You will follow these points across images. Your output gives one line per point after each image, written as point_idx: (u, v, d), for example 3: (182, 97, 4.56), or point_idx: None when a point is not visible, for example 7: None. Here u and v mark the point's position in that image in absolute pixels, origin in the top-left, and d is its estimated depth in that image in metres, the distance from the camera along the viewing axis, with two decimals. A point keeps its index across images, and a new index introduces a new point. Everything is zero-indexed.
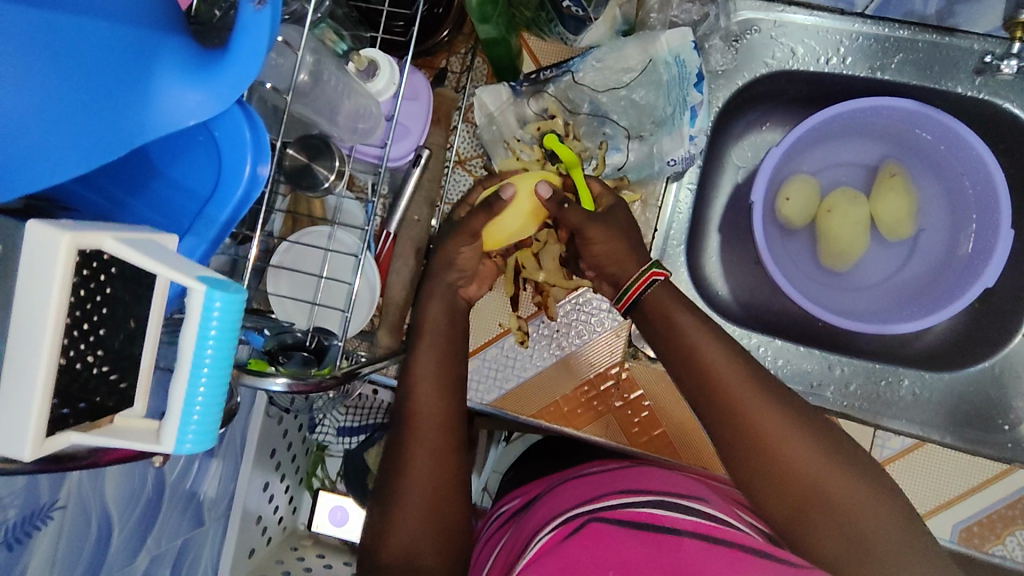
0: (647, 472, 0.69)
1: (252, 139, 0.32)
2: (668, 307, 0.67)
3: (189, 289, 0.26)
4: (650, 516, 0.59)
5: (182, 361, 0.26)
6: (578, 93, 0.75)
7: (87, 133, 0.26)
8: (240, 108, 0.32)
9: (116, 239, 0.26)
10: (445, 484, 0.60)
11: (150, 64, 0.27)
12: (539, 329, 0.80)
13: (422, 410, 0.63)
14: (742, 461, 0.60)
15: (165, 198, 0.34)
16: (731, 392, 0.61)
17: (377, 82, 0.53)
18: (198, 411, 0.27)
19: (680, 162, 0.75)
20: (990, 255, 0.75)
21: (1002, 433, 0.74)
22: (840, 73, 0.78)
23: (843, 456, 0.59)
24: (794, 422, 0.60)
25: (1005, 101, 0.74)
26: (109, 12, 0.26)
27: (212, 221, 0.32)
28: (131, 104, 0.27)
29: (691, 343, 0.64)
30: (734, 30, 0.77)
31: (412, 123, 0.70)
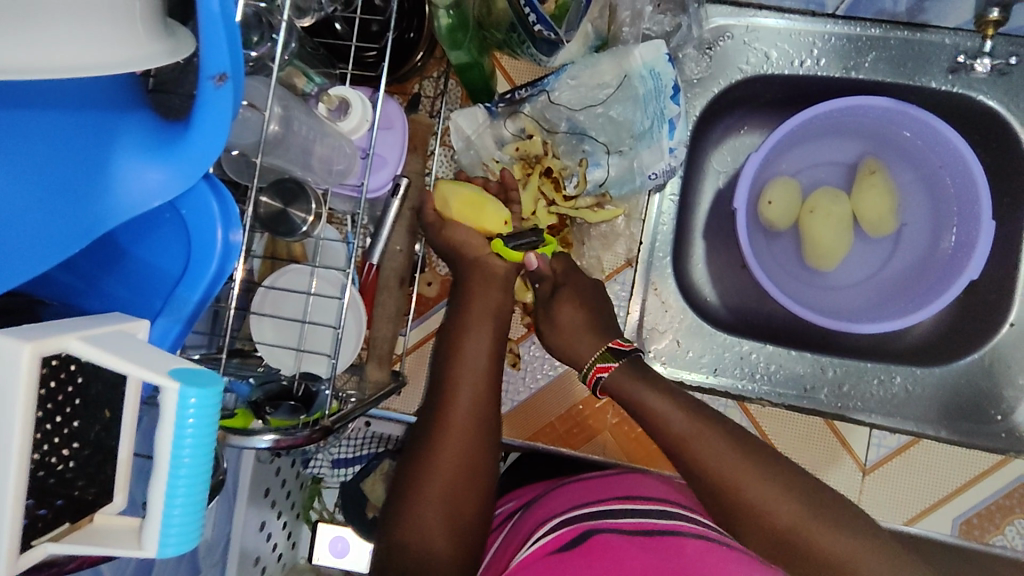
0: (638, 478, 0.68)
1: (220, 211, 0.31)
2: (631, 383, 0.66)
3: (161, 388, 0.25)
4: (649, 522, 0.59)
5: (159, 466, 0.25)
6: (554, 112, 0.74)
7: (58, 227, 0.26)
8: (207, 182, 0.31)
9: (81, 339, 0.25)
10: (466, 481, 0.62)
11: (109, 148, 0.28)
12: (530, 350, 0.79)
13: (456, 413, 0.65)
14: (726, 515, 0.60)
15: (132, 280, 0.32)
16: (695, 455, 0.61)
17: (347, 122, 0.51)
18: (178, 515, 0.26)
19: (660, 175, 0.74)
20: (973, 247, 0.76)
21: (995, 424, 0.74)
22: (814, 74, 0.78)
23: (828, 508, 0.59)
24: (773, 481, 0.59)
25: (979, 93, 0.75)
26: (60, 100, 0.26)
27: (183, 302, 0.31)
28: (94, 189, 0.27)
29: (659, 414, 0.64)
30: (707, 38, 0.78)
31: (388, 153, 0.68)
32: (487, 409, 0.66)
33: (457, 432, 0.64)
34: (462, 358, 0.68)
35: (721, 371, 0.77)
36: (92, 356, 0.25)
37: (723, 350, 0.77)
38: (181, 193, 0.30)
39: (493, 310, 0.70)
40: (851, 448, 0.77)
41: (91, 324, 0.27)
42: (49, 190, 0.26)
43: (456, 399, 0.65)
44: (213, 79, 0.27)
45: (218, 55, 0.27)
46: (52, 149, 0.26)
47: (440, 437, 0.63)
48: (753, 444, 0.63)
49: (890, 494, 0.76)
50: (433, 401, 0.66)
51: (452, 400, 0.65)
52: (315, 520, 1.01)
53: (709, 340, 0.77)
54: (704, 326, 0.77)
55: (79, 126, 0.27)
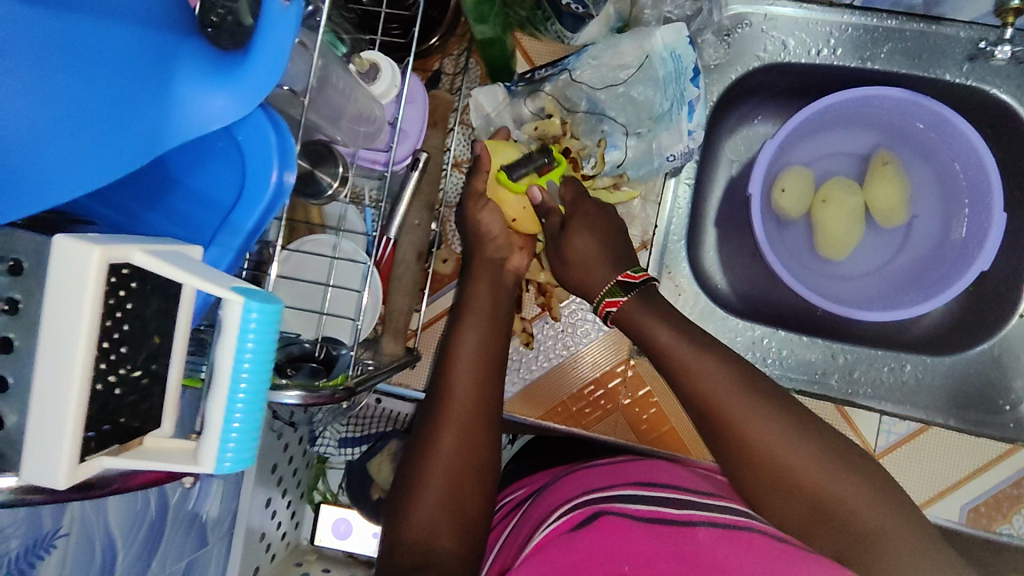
0: (655, 466, 0.68)
1: (277, 143, 0.32)
2: (660, 336, 0.65)
3: (225, 301, 0.27)
4: (662, 510, 0.58)
5: (221, 379, 0.28)
6: (576, 91, 0.75)
7: (115, 144, 0.27)
8: (263, 113, 0.32)
9: (146, 252, 0.26)
10: (469, 459, 0.62)
11: (171, 70, 0.28)
12: (544, 330, 0.80)
13: (460, 395, 0.64)
14: (741, 474, 0.59)
15: (184, 208, 0.35)
16: (710, 394, 0.61)
17: (378, 84, 0.52)
18: (238, 420, 0.28)
19: (679, 157, 0.75)
20: (984, 237, 0.77)
21: (1003, 413, 0.75)
22: (830, 64, 0.79)
23: (837, 454, 0.58)
24: (783, 424, 0.59)
25: (992, 86, 0.75)
26: (129, 15, 0.27)
27: (238, 228, 0.32)
28: (158, 108, 0.28)
29: (691, 372, 0.62)
30: (726, 25, 0.78)
31: (409, 127, 0.67)
32: (488, 387, 0.65)
33: (458, 420, 0.63)
34: (456, 353, 0.66)
35: (733, 356, 0.77)
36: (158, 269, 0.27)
37: (735, 334, 0.77)
38: (240, 123, 0.32)
39: (490, 298, 0.70)
40: (861, 433, 0.79)
41: (152, 242, 0.28)
42: (107, 103, 0.26)
43: (456, 382, 0.65)
44: (281, 2, 0.28)
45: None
46: (119, 65, 0.26)
47: (444, 413, 0.64)
48: (764, 385, 0.62)
49: (901, 479, 0.78)
50: (434, 387, 0.66)
51: (451, 382, 0.65)
52: (319, 501, 1.00)
53: (721, 325, 0.77)
54: (717, 311, 0.77)
55: (143, 44, 0.27)
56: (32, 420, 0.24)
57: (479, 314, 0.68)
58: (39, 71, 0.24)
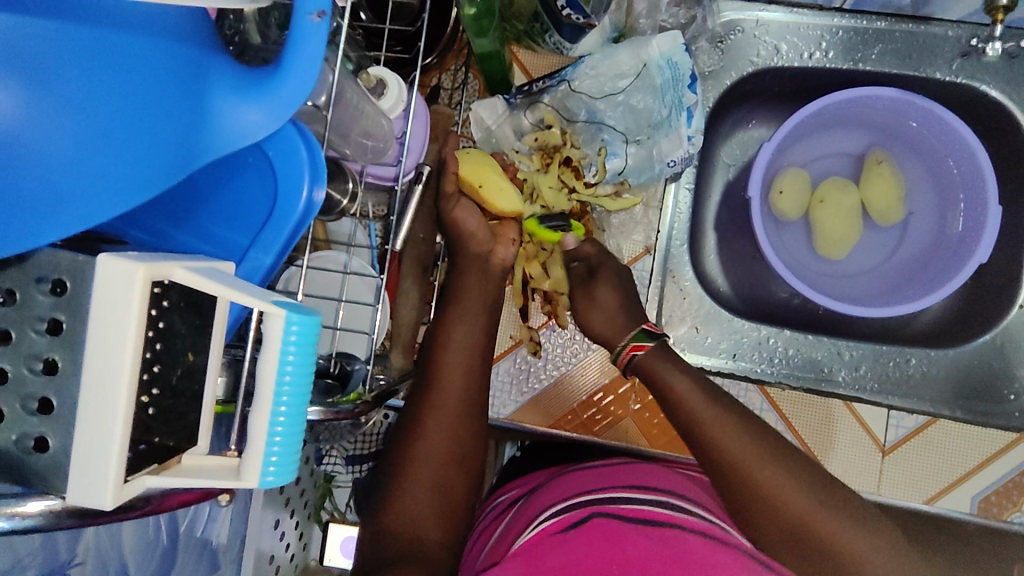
0: (667, 474, 0.67)
1: (309, 158, 0.35)
2: (655, 366, 0.68)
3: (268, 314, 0.30)
4: (648, 511, 0.58)
5: (264, 392, 0.30)
6: (575, 100, 0.75)
7: (157, 157, 0.28)
8: (294, 128, 0.35)
9: (186, 268, 0.28)
10: (456, 453, 0.63)
11: (206, 84, 0.29)
12: (551, 338, 0.80)
13: (446, 384, 0.65)
14: (741, 503, 0.61)
15: (209, 225, 0.38)
16: (713, 426, 0.64)
17: (385, 100, 0.52)
18: (282, 425, 0.30)
19: (679, 163, 0.76)
20: (981, 232, 0.78)
21: (1008, 404, 0.75)
22: (823, 67, 0.80)
23: (834, 492, 0.61)
24: (780, 459, 0.62)
25: (982, 83, 0.77)
26: (164, 31, 0.28)
27: (279, 232, 0.36)
28: (197, 121, 0.29)
29: (685, 402, 0.66)
30: (719, 32, 0.80)
31: (413, 142, 0.67)
32: (475, 381, 0.66)
33: (447, 415, 0.64)
34: (444, 350, 0.67)
35: (740, 357, 0.78)
36: (196, 284, 0.28)
37: (741, 336, 0.77)
38: (271, 137, 0.35)
39: (481, 299, 0.70)
40: (869, 428, 0.79)
41: (188, 259, 0.30)
42: (144, 112, 0.27)
43: (444, 375, 0.65)
44: (313, 17, 0.29)
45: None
46: (156, 78, 0.27)
47: (432, 406, 0.64)
48: (754, 419, 0.66)
49: (912, 472, 0.78)
50: (422, 378, 0.66)
51: (437, 375, 0.65)
52: (326, 521, 0.98)
53: (726, 327, 0.77)
54: (720, 313, 0.78)
55: (178, 57, 0.28)
56: (80, 431, 0.26)
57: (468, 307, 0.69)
58: (75, 81, 0.26)
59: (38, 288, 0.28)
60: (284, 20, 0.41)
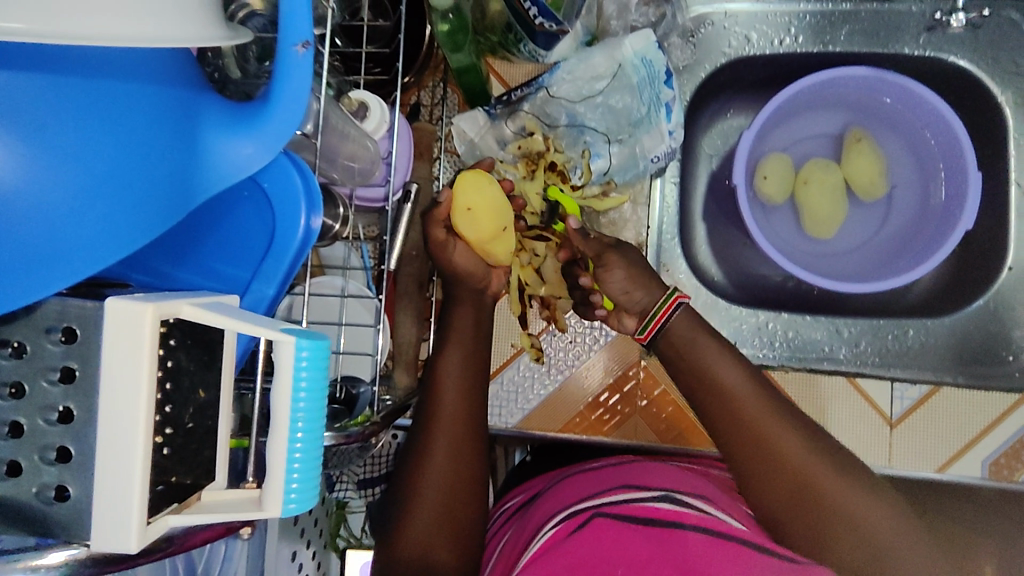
0: (648, 467, 0.67)
1: (304, 185, 0.36)
2: (687, 337, 0.68)
3: (278, 342, 0.30)
4: (652, 508, 0.56)
5: (281, 418, 0.30)
6: (555, 106, 0.76)
7: (156, 199, 0.28)
8: (287, 159, 0.36)
9: (193, 305, 0.28)
10: (463, 473, 0.63)
11: (197, 122, 0.30)
12: (552, 342, 0.80)
13: (447, 405, 0.64)
14: (751, 475, 0.61)
15: (209, 263, 0.38)
16: (735, 396, 0.64)
17: (368, 122, 0.53)
18: (301, 446, 0.30)
19: (662, 158, 0.77)
20: (963, 198, 0.79)
21: (1007, 364, 0.76)
22: (794, 52, 0.82)
23: (842, 463, 0.61)
24: (794, 432, 0.62)
25: (951, 55, 0.79)
26: (154, 76, 0.28)
27: (280, 262, 0.36)
28: (192, 160, 0.29)
29: (714, 372, 0.65)
30: (689, 27, 0.81)
31: (399, 162, 0.69)
32: (475, 400, 0.66)
33: (450, 430, 0.63)
34: (443, 367, 0.66)
35: (741, 343, 0.78)
36: (204, 319, 0.29)
37: (740, 322, 0.78)
38: (266, 170, 0.35)
39: (471, 329, 0.69)
40: (874, 402, 0.78)
41: (195, 296, 0.30)
42: (138, 155, 0.27)
43: (444, 397, 0.64)
44: (297, 47, 0.29)
45: (299, 24, 0.30)
46: (148, 120, 0.28)
47: (435, 428, 0.63)
48: (774, 393, 0.66)
49: (918, 444, 0.77)
50: (423, 395, 0.65)
51: (438, 397, 0.64)
52: (343, 547, 0.97)
53: (725, 315, 0.78)
54: (718, 302, 0.78)
55: (168, 100, 0.29)
56: (99, 477, 0.26)
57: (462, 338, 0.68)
58: (71, 131, 0.26)
59: (48, 337, 0.28)
60: (263, 52, 0.42)
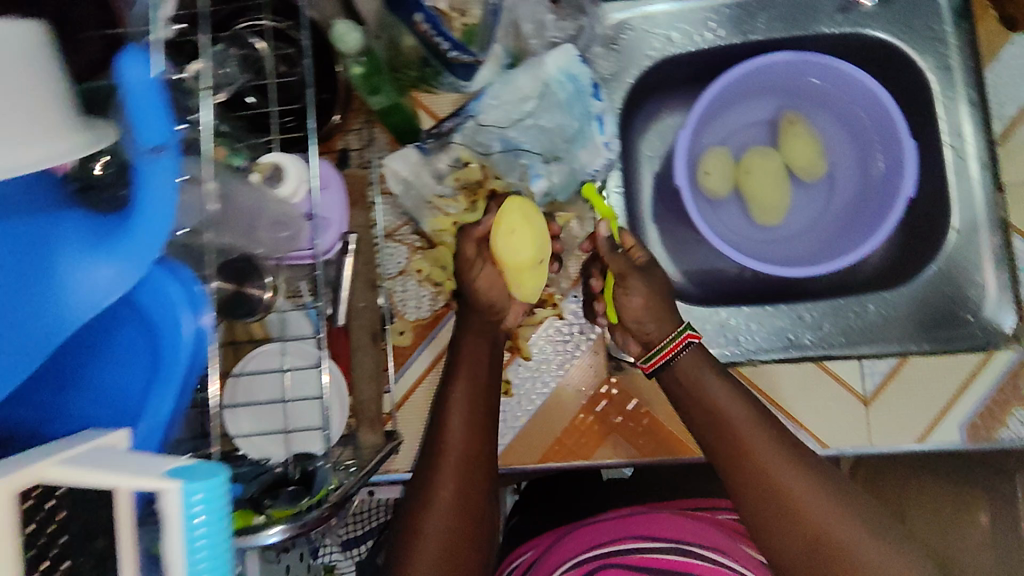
0: (657, 517, 0.68)
1: (185, 293, 0.34)
2: (696, 373, 0.69)
3: (162, 490, 0.28)
4: (659, 560, 0.62)
5: (174, 550, 0.28)
6: (486, 134, 0.74)
7: (26, 331, 0.32)
8: (167, 269, 0.34)
9: (60, 465, 0.29)
10: (463, 532, 0.60)
11: (53, 252, 0.32)
12: (519, 372, 0.78)
13: (450, 463, 0.62)
14: (759, 519, 0.61)
15: (107, 370, 0.36)
16: (741, 437, 0.64)
17: (286, 186, 0.50)
18: (205, 562, 0.29)
19: (603, 170, 0.76)
20: (902, 167, 0.79)
21: (968, 324, 0.76)
22: (716, 45, 0.82)
23: (850, 501, 0.61)
24: (803, 471, 0.61)
25: (870, 28, 0.80)
26: (10, 217, 0.31)
27: (170, 380, 0.34)
28: (49, 292, 0.31)
29: (720, 410, 0.66)
30: (610, 35, 0.81)
31: (331, 214, 0.66)
32: (482, 453, 0.64)
33: (454, 485, 0.61)
34: (445, 419, 0.64)
35: (707, 343, 0.77)
36: (75, 478, 0.29)
37: (703, 323, 0.78)
38: (142, 284, 0.34)
39: (470, 379, 0.67)
40: (845, 382, 0.75)
41: (72, 447, 0.30)
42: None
43: (446, 452, 0.62)
44: (151, 152, 0.29)
45: (155, 127, 0.29)
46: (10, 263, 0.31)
47: (438, 484, 0.61)
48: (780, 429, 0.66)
49: (896, 417, 0.74)
50: (426, 454, 0.63)
51: (440, 455, 0.62)
52: None
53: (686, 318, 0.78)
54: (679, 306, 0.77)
55: (22, 237, 0.31)
56: None
57: (466, 389, 0.66)
58: None
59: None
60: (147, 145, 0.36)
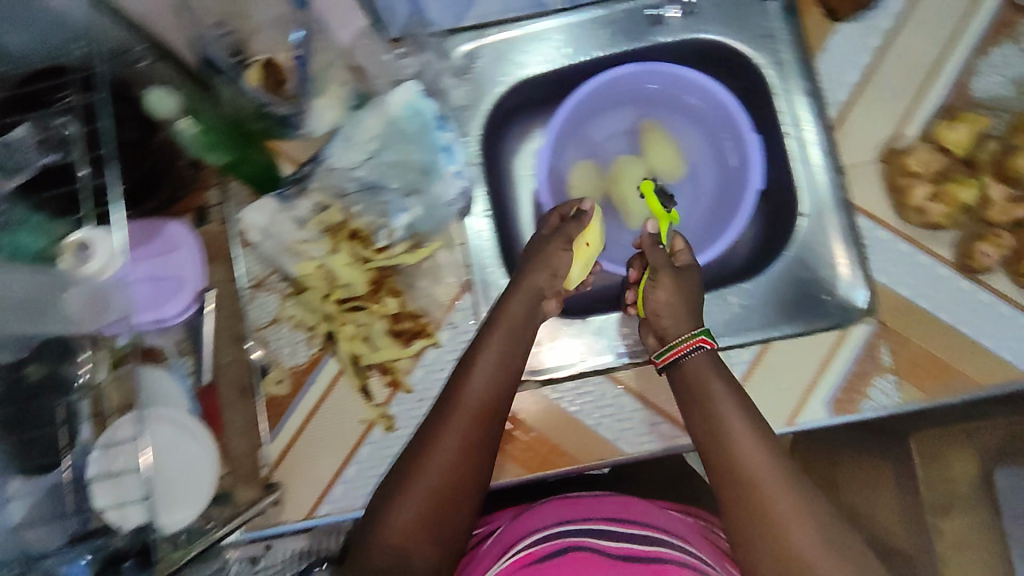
0: (630, 503, 0.68)
1: None
2: (708, 380, 0.64)
3: None
4: (633, 549, 0.59)
5: None
6: (339, 175, 0.76)
7: None
8: None
9: None
10: (463, 479, 0.60)
11: None
12: (401, 407, 0.76)
13: (456, 427, 0.62)
14: (737, 531, 0.55)
15: None
16: (740, 450, 0.58)
17: (95, 261, 0.48)
18: None
19: (458, 199, 0.77)
20: (748, 163, 0.82)
21: (826, 304, 0.79)
22: (564, 63, 0.84)
23: (843, 542, 0.53)
24: (801, 495, 0.55)
25: (704, 32, 0.83)
26: None
27: None
28: None
29: (723, 416, 0.61)
30: (460, 66, 0.81)
31: (183, 273, 0.68)
32: (495, 418, 0.64)
33: (459, 429, 0.62)
34: (465, 379, 0.65)
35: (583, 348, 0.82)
36: None
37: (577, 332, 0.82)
38: None
39: (513, 335, 0.69)
40: None
41: None
42: None
43: (452, 413, 0.63)
44: None
45: None
46: None
47: (441, 435, 0.61)
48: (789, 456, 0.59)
49: (762, 404, 0.75)
50: (442, 406, 0.64)
51: (453, 413, 0.63)
52: None
53: None
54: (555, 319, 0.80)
55: None
56: None
57: (492, 361, 0.66)
58: None
59: None
60: None
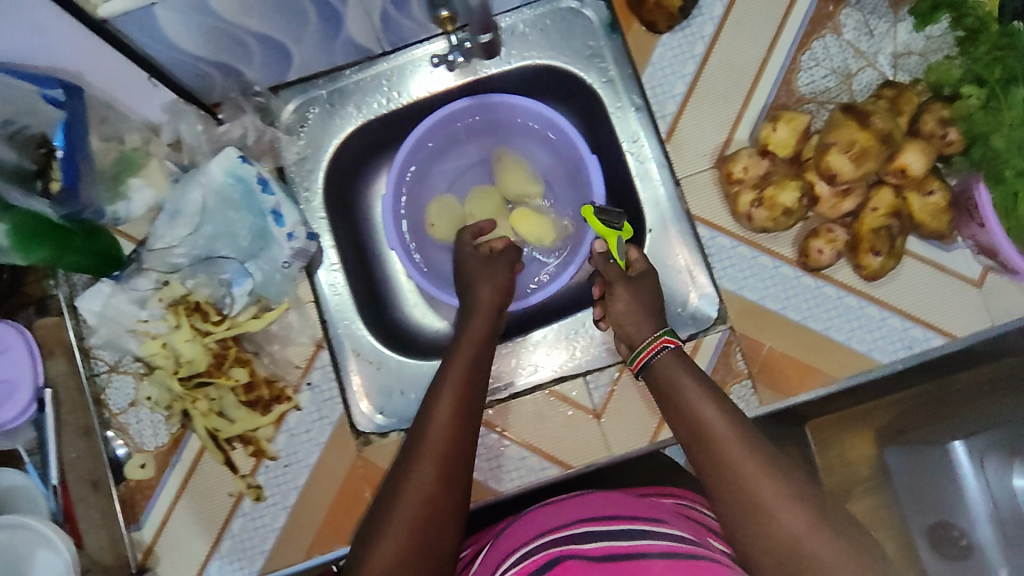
0: (604, 496, 0.58)
1: None
2: (677, 376, 0.63)
3: None
4: (620, 544, 0.49)
5: None
6: (171, 251, 0.74)
7: None
8: None
9: None
10: (438, 504, 0.54)
11: None
12: (267, 474, 0.76)
13: (435, 433, 0.58)
14: (735, 524, 0.53)
15: None
16: (721, 443, 0.56)
17: None
18: None
19: (294, 259, 0.76)
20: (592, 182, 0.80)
21: (681, 318, 0.77)
22: (395, 107, 0.82)
23: (836, 521, 0.52)
24: (786, 481, 0.53)
25: (530, 58, 0.81)
26: None
27: None
28: None
29: (698, 411, 0.59)
30: (293, 122, 0.81)
31: (15, 374, 0.69)
32: (466, 432, 0.60)
33: (434, 450, 0.57)
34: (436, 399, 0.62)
35: None
36: None
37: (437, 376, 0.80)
38: None
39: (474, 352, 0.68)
40: (573, 401, 0.78)
41: None
42: None
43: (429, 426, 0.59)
44: None
45: None
46: None
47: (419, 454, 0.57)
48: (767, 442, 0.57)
49: (624, 426, 0.77)
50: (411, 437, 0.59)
51: (427, 427, 0.59)
52: None
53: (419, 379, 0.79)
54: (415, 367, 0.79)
55: None
56: None
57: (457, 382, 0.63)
58: None
59: None
60: None
